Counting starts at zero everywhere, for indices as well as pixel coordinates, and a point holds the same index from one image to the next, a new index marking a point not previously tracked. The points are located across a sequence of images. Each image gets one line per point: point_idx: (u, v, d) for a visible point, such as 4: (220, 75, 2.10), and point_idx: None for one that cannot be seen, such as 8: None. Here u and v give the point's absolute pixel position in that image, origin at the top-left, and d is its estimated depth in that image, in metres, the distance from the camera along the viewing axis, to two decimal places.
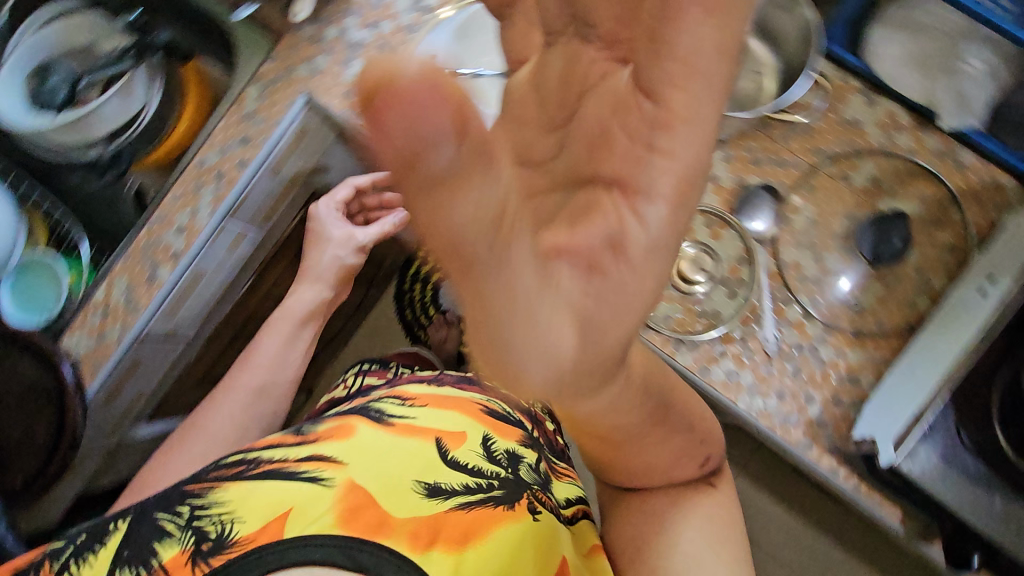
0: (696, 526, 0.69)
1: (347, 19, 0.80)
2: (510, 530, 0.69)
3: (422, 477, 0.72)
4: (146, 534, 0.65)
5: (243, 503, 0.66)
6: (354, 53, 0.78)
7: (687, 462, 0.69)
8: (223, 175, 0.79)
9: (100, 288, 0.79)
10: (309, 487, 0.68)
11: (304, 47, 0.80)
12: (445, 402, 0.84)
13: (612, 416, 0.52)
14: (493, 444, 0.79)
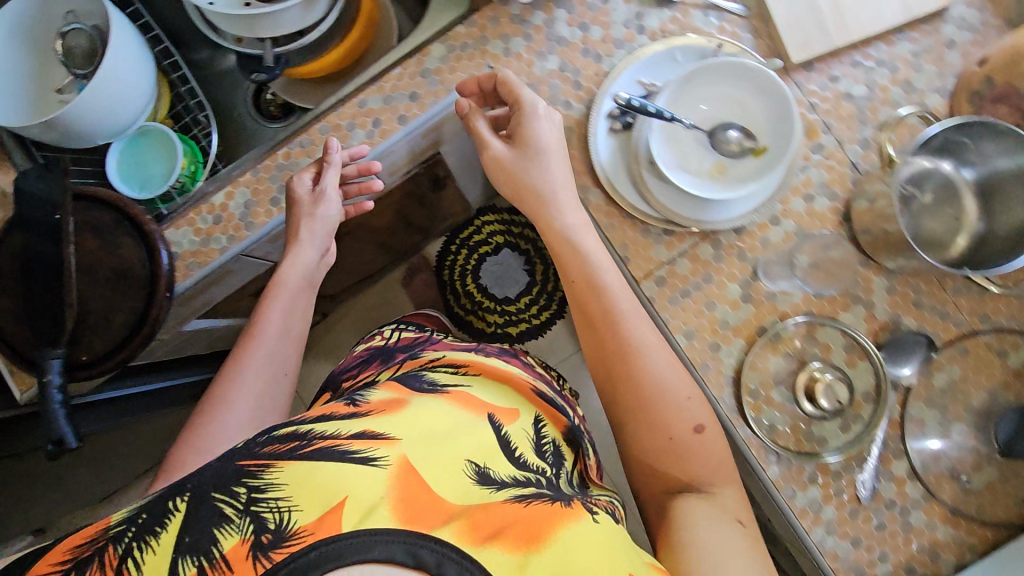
0: (730, 538, 0.58)
1: (557, 10, 0.76)
2: (585, 539, 0.51)
3: (473, 459, 0.55)
4: (195, 527, 0.43)
5: (303, 480, 0.45)
6: (554, 47, 0.76)
7: (682, 425, 0.66)
8: (379, 124, 0.76)
9: (220, 191, 0.76)
10: (358, 462, 0.48)
11: (505, 23, 0.77)
12: (494, 374, 0.73)
13: (623, 317, 0.71)
14: (545, 432, 0.70)
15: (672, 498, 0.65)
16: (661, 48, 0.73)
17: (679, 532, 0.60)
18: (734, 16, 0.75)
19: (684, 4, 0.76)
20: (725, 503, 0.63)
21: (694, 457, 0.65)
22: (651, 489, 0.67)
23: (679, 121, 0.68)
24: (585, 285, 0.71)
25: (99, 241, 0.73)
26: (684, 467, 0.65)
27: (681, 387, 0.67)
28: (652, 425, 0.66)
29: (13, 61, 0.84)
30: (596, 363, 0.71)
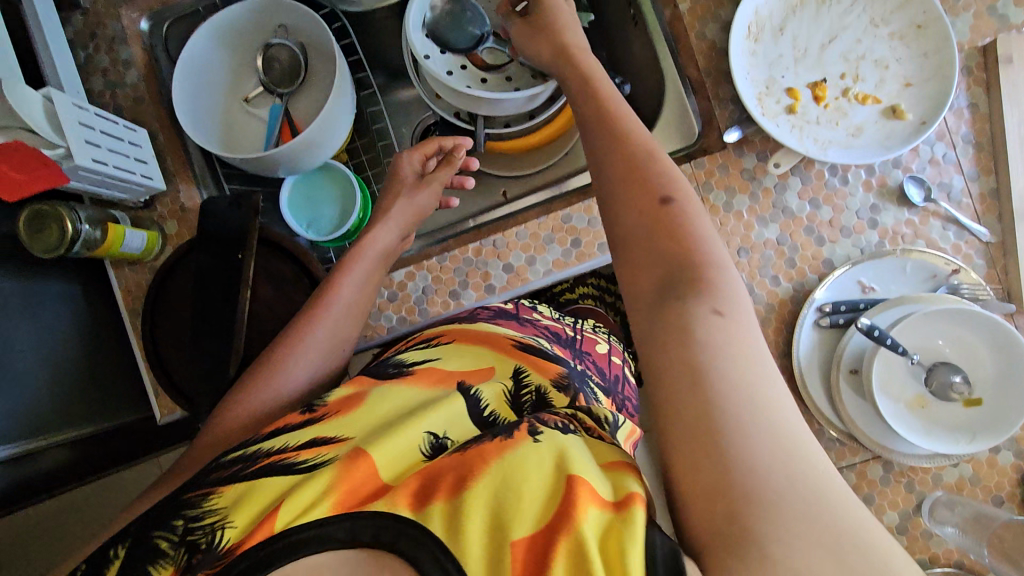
0: (732, 351, 0.37)
1: (792, 178, 0.71)
2: (528, 459, 0.40)
3: (428, 433, 0.47)
4: (132, 564, 0.41)
5: (239, 496, 0.42)
6: (777, 216, 0.71)
7: (668, 254, 0.44)
8: (579, 244, 0.74)
9: (402, 268, 0.76)
10: (305, 476, 0.43)
11: (734, 176, 0.72)
12: (472, 334, 0.61)
13: (626, 146, 0.50)
14: (532, 386, 0.54)
15: (662, 299, 0.41)
16: (898, 259, 0.68)
17: (679, 347, 0.38)
18: (976, 238, 0.69)
19: (926, 209, 0.70)
20: (750, 327, 0.39)
21: (675, 235, 0.44)
22: (639, 284, 0.44)
23: (907, 356, 0.65)
24: (586, 91, 0.56)
25: (280, 299, 0.75)
26: (668, 253, 0.44)
27: (656, 164, 0.48)
28: (627, 188, 0.48)
29: (211, 60, 0.80)
30: (609, 166, 0.50)
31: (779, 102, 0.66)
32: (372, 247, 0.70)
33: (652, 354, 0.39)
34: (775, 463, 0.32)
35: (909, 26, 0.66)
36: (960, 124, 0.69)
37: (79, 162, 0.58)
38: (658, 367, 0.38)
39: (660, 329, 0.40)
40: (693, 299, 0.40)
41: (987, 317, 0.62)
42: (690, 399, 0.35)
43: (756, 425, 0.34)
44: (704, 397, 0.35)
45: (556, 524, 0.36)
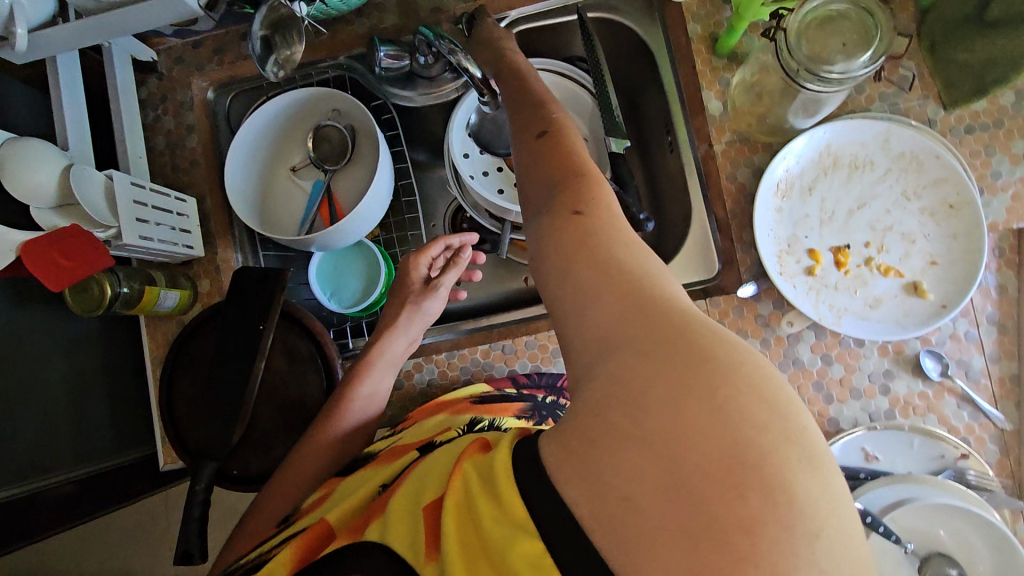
0: (595, 226, 0.41)
1: (807, 331, 0.70)
2: (434, 465, 0.48)
3: (377, 482, 0.56)
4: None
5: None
6: (787, 367, 0.70)
7: (541, 173, 0.48)
8: None
9: (411, 359, 0.78)
10: (270, 563, 0.52)
11: (748, 319, 0.71)
12: (431, 408, 0.71)
13: (522, 100, 0.55)
14: (483, 422, 0.64)
15: (542, 204, 0.45)
16: (907, 430, 0.67)
17: (553, 233, 0.42)
18: (990, 422, 0.67)
19: (942, 384, 0.68)
20: (612, 211, 0.43)
21: (564, 151, 0.48)
22: (531, 193, 0.48)
23: (900, 544, 0.63)
24: (509, 71, 0.59)
25: (293, 369, 0.78)
26: (555, 165, 0.47)
27: (549, 103, 0.53)
28: (521, 125, 0.52)
29: (266, 133, 0.85)
30: (511, 112, 0.55)
31: (799, 263, 0.68)
32: (384, 356, 0.72)
33: (538, 243, 0.43)
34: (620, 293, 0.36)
35: (941, 204, 0.67)
36: (985, 304, 0.68)
37: (126, 242, 0.63)
38: (541, 247, 0.43)
39: (541, 236, 0.43)
40: (564, 195, 0.44)
41: (991, 522, 0.60)
42: (561, 270, 0.40)
43: (608, 275, 0.37)
44: (569, 261, 0.40)
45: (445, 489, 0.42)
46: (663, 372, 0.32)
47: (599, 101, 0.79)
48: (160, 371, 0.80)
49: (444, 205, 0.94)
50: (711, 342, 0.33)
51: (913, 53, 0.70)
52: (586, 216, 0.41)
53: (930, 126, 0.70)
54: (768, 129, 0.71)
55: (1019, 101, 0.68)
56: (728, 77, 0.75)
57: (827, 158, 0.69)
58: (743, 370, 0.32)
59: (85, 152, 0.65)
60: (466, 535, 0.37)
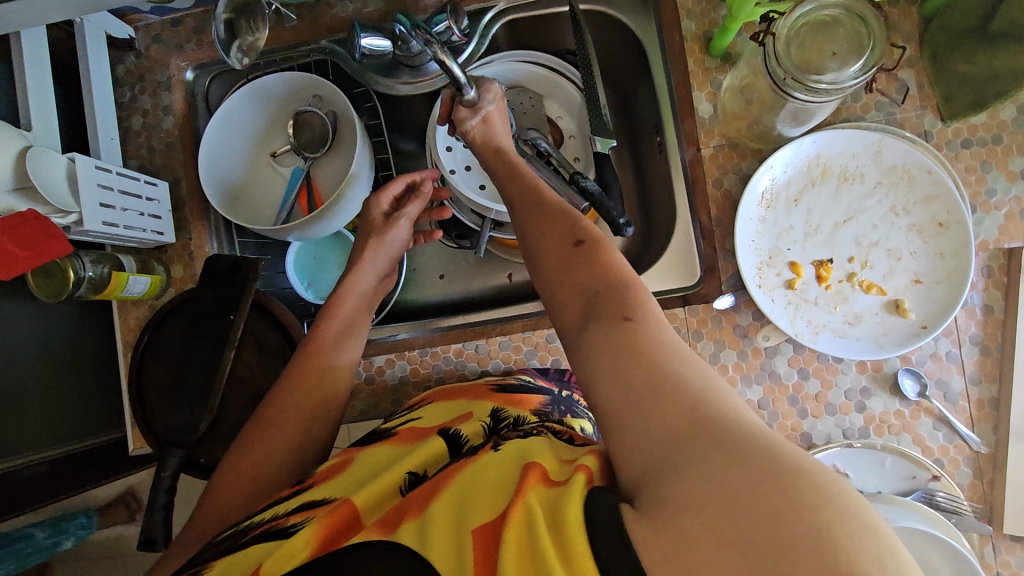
0: (645, 343, 0.39)
1: (786, 344, 0.68)
2: (484, 480, 0.42)
3: (411, 467, 0.51)
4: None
5: (230, 566, 0.45)
6: (765, 379, 0.68)
7: (574, 280, 0.48)
8: (559, 366, 0.74)
9: (384, 355, 0.77)
10: (290, 534, 0.45)
11: (726, 329, 0.69)
12: (452, 393, 0.65)
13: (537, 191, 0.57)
14: (510, 414, 0.58)
15: (585, 325, 0.44)
16: (880, 449, 0.66)
17: (603, 356, 0.40)
18: (966, 444, 0.66)
19: (920, 404, 0.66)
20: (661, 322, 0.41)
21: (600, 268, 0.47)
22: (570, 317, 0.46)
23: None
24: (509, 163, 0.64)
25: (262, 360, 0.77)
26: (591, 283, 0.46)
27: (571, 213, 0.53)
28: (552, 236, 0.52)
29: (246, 118, 0.83)
30: (535, 226, 0.54)
31: (779, 275, 0.67)
32: (351, 300, 0.67)
33: (586, 368, 0.41)
34: (687, 417, 0.34)
35: (930, 221, 0.65)
36: (969, 325, 0.66)
37: (87, 229, 0.63)
38: (590, 373, 0.40)
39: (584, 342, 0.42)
40: (608, 314, 0.42)
41: (955, 549, 0.59)
42: (612, 393, 0.38)
43: (668, 395, 0.35)
44: (620, 386, 0.37)
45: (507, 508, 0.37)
46: (758, 509, 0.29)
47: (587, 99, 0.77)
48: (130, 356, 0.79)
49: None
50: (794, 457, 0.31)
51: (913, 61, 0.67)
52: (635, 321, 0.41)
53: (926, 139, 0.67)
54: (758, 136, 0.69)
55: (1020, 116, 0.66)
56: (720, 78, 0.72)
57: (815, 168, 0.67)
58: (840, 493, 0.30)
59: (49, 131, 0.63)
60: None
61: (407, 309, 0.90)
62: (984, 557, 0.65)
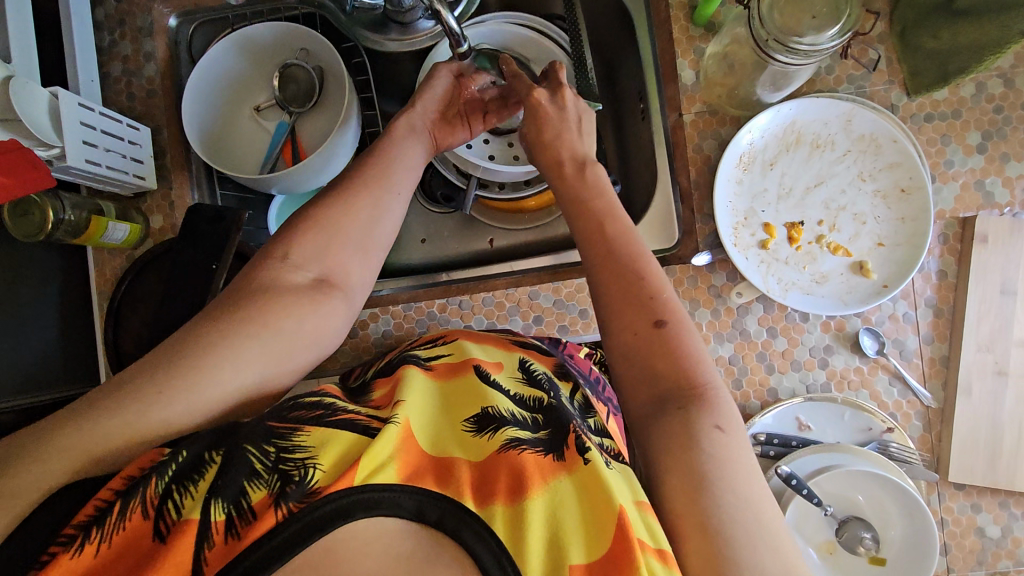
0: (732, 463, 0.43)
1: (756, 304, 0.72)
2: (576, 496, 0.44)
3: (466, 414, 0.50)
4: (224, 482, 0.39)
5: (327, 439, 0.43)
6: (736, 337, 0.71)
7: (654, 365, 0.49)
8: (540, 322, 0.76)
9: (367, 309, 0.78)
10: (377, 433, 0.44)
11: (701, 289, 0.72)
12: (477, 337, 0.64)
13: (611, 232, 0.54)
14: (537, 370, 0.58)
15: (662, 414, 0.46)
16: (840, 403, 0.70)
17: (686, 460, 0.43)
18: (918, 399, 0.70)
19: (877, 361, 0.70)
20: (741, 439, 0.45)
21: (683, 360, 0.48)
22: (637, 401, 0.49)
23: (821, 507, 0.67)
24: (574, 176, 0.58)
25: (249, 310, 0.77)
26: (667, 372, 0.48)
27: (649, 282, 0.51)
28: (624, 308, 0.51)
29: (231, 68, 0.82)
30: (610, 291, 0.52)
31: (753, 235, 0.71)
32: (398, 172, 0.59)
33: (660, 467, 0.44)
34: (775, 569, 0.40)
35: (894, 187, 0.69)
36: (925, 288, 0.70)
37: (70, 164, 0.62)
38: (667, 482, 0.44)
39: (665, 445, 0.45)
40: (697, 414, 0.45)
41: (905, 489, 0.63)
42: (698, 508, 0.41)
43: (751, 528, 0.41)
44: (705, 508, 0.41)
45: (616, 558, 0.41)
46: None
47: (575, 63, 0.78)
48: (107, 306, 0.77)
49: None
50: None
51: (884, 38, 0.71)
52: (720, 443, 0.44)
53: (893, 112, 0.71)
54: (737, 102, 0.72)
55: (978, 93, 0.70)
56: (703, 47, 0.74)
57: (790, 134, 0.70)
58: None
59: (28, 64, 0.62)
60: None
61: (390, 270, 0.90)
62: (931, 503, 0.70)
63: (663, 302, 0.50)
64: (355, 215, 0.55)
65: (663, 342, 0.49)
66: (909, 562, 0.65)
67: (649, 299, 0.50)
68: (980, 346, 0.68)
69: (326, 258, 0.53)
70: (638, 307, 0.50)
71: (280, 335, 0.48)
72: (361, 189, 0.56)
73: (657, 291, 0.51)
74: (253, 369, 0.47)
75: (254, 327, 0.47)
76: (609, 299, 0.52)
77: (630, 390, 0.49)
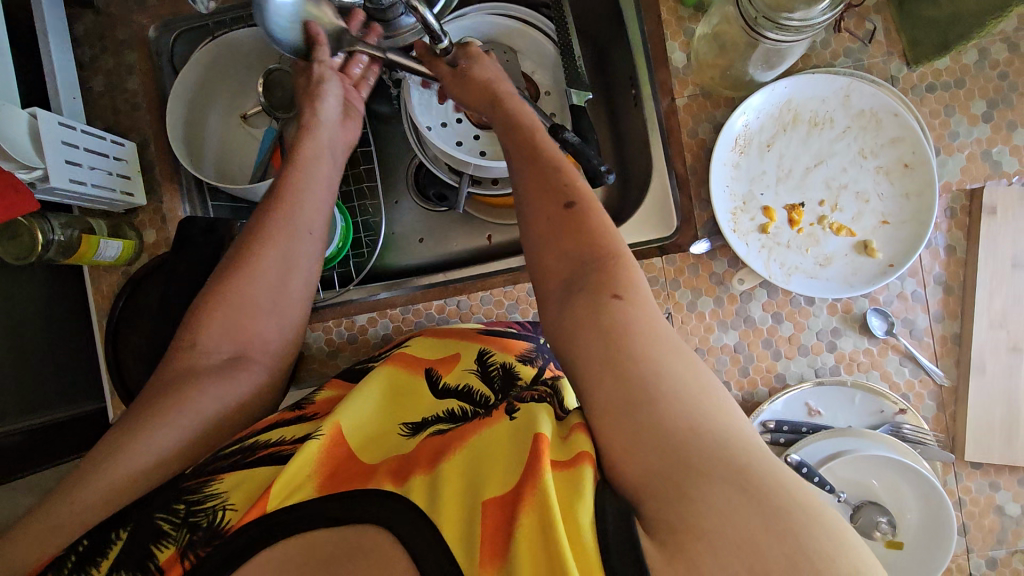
0: (640, 326, 0.39)
1: (760, 290, 0.70)
2: (496, 448, 0.43)
3: (410, 417, 0.52)
4: (134, 552, 0.42)
5: (240, 480, 0.43)
6: (741, 325, 0.70)
7: (564, 247, 0.46)
8: (540, 318, 0.74)
9: (366, 313, 0.77)
10: (292, 454, 0.44)
11: (703, 278, 0.71)
12: (442, 331, 0.64)
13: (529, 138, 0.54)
14: (494, 359, 0.57)
15: (571, 296, 0.43)
16: (850, 386, 0.68)
17: (593, 333, 0.40)
18: (930, 378, 0.68)
19: (887, 341, 0.69)
20: (652, 308, 0.42)
21: (589, 239, 0.46)
22: (549, 287, 0.46)
23: (834, 493, 0.66)
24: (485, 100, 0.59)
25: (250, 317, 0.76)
26: (576, 253, 0.46)
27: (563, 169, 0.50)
28: (538, 195, 0.49)
29: (214, 76, 0.81)
30: (526, 181, 0.51)
31: (753, 220, 0.69)
32: (302, 203, 0.59)
33: (571, 344, 0.41)
34: (696, 431, 0.35)
35: (896, 163, 0.67)
36: (934, 264, 0.69)
37: (54, 185, 0.62)
38: (577, 362, 0.40)
39: (574, 322, 0.41)
40: (603, 288, 0.42)
41: (920, 473, 0.62)
42: (614, 379, 0.37)
43: (668, 392, 0.36)
44: (622, 376, 0.37)
45: (524, 476, 0.38)
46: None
47: (562, 51, 0.76)
48: (108, 324, 0.77)
49: (405, 163, 0.91)
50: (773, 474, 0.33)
51: (880, 8, 0.69)
52: (629, 312, 0.40)
53: (893, 84, 0.69)
54: (731, 83, 0.70)
55: (981, 60, 0.68)
56: (693, 28, 0.72)
57: (787, 114, 0.68)
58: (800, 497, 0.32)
59: (6, 84, 0.61)
60: (536, 557, 0.34)
61: (387, 273, 0.89)
62: (948, 484, 0.68)
63: (574, 183, 0.49)
64: (266, 273, 0.56)
65: (570, 220, 0.47)
66: (928, 539, 0.64)
67: (561, 182, 0.49)
68: (993, 321, 0.66)
69: (237, 332, 0.54)
70: (553, 192, 0.49)
71: (192, 412, 0.49)
72: (265, 242, 0.56)
73: (572, 178, 0.49)
74: (160, 450, 0.47)
75: (159, 415, 0.48)
76: (523, 191, 0.51)
77: (539, 276, 0.47)
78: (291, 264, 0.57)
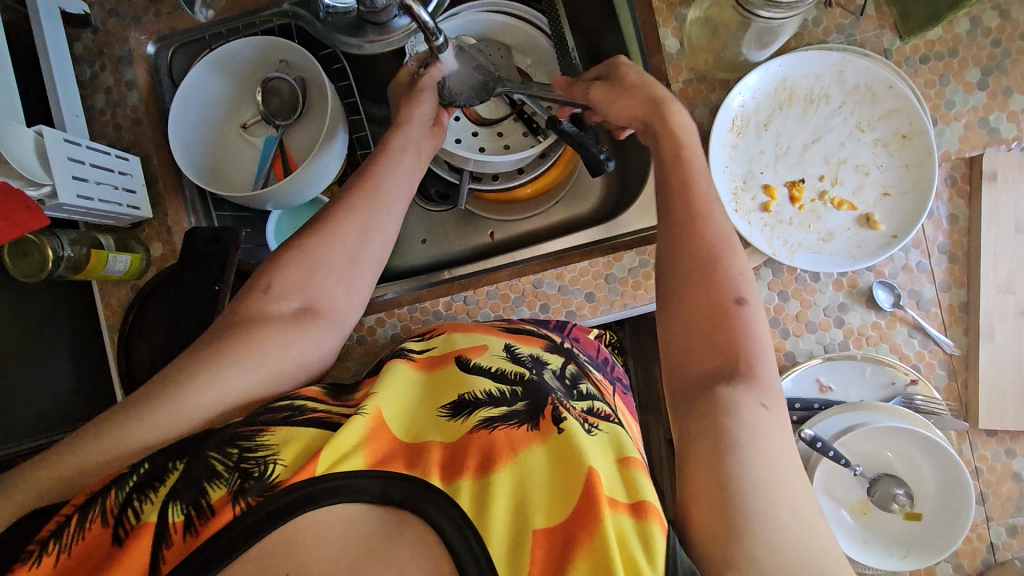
0: (773, 438, 0.42)
1: (764, 270, 0.70)
2: (549, 461, 0.44)
3: (445, 399, 0.51)
4: (184, 485, 0.40)
5: (291, 437, 0.43)
6: None
7: (709, 337, 0.48)
8: (547, 309, 0.75)
9: (373, 314, 0.77)
10: (341, 426, 0.44)
11: None
12: (461, 327, 0.64)
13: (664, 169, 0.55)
14: (522, 349, 0.57)
15: (706, 388, 0.45)
16: (861, 359, 0.68)
17: (715, 425, 0.42)
18: (940, 348, 0.68)
19: (895, 314, 0.69)
20: (784, 420, 0.44)
21: (735, 337, 0.47)
22: (682, 373, 0.48)
23: (851, 467, 0.66)
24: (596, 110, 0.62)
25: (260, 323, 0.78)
26: (723, 348, 0.47)
27: (726, 259, 0.50)
28: (698, 282, 0.50)
29: (214, 87, 0.82)
30: (682, 260, 0.51)
31: (754, 199, 0.69)
32: (387, 189, 0.60)
33: (692, 434, 0.44)
34: (790, 531, 0.38)
35: (894, 135, 0.67)
36: (937, 234, 0.69)
37: (62, 201, 0.63)
38: (694, 455, 0.43)
39: (697, 412, 0.44)
40: (741, 390, 0.44)
41: (935, 442, 0.62)
42: (718, 466, 0.40)
43: (779, 496, 0.39)
44: (727, 465, 0.40)
45: (584, 514, 0.40)
46: None
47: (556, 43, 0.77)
48: (118, 338, 0.78)
49: None
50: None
51: None
52: (761, 417, 0.43)
53: (886, 56, 0.69)
54: (725, 65, 0.70)
55: (974, 28, 0.68)
56: (685, 12, 0.72)
57: (782, 92, 0.69)
58: None
59: (11, 105, 0.62)
60: None
61: (392, 274, 0.90)
62: (963, 453, 0.68)
63: (740, 281, 0.49)
64: (338, 237, 0.57)
65: (717, 308, 0.48)
66: (945, 512, 0.64)
67: (715, 269, 0.50)
68: (999, 288, 0.67)
69: (309, 288, 0.55)
70: (708, 278, 0.49)
71: (257, 360, 0.50)
72: (349, 210, 0.58)
73: (739, 274, 0.50)
74: (232, 396, 0.49)
75: (229, 355, 0.50)
76: (669, 265, 0.52)
77: (676, 355, 0.49)
78: (367, 235, 0.58)
